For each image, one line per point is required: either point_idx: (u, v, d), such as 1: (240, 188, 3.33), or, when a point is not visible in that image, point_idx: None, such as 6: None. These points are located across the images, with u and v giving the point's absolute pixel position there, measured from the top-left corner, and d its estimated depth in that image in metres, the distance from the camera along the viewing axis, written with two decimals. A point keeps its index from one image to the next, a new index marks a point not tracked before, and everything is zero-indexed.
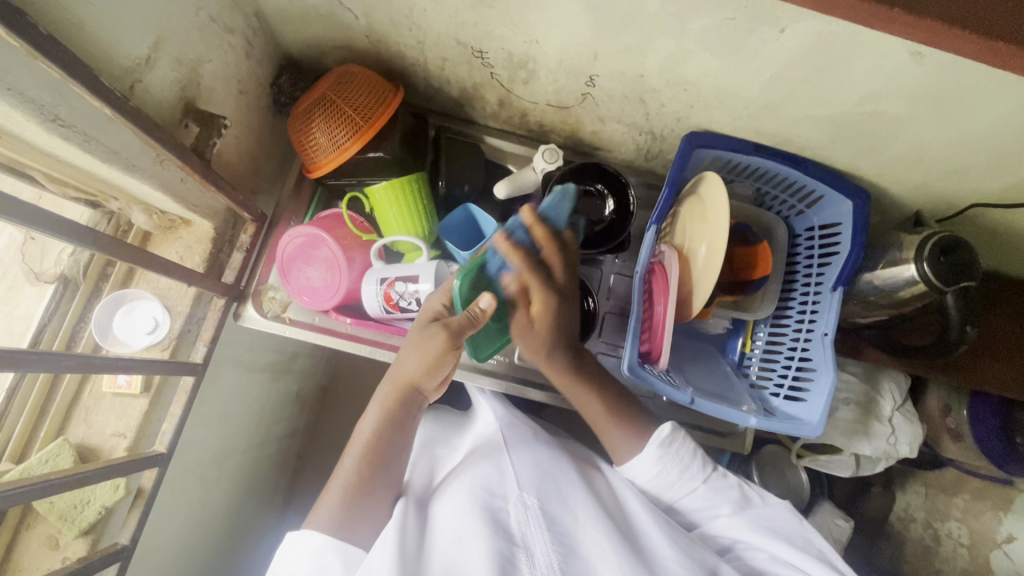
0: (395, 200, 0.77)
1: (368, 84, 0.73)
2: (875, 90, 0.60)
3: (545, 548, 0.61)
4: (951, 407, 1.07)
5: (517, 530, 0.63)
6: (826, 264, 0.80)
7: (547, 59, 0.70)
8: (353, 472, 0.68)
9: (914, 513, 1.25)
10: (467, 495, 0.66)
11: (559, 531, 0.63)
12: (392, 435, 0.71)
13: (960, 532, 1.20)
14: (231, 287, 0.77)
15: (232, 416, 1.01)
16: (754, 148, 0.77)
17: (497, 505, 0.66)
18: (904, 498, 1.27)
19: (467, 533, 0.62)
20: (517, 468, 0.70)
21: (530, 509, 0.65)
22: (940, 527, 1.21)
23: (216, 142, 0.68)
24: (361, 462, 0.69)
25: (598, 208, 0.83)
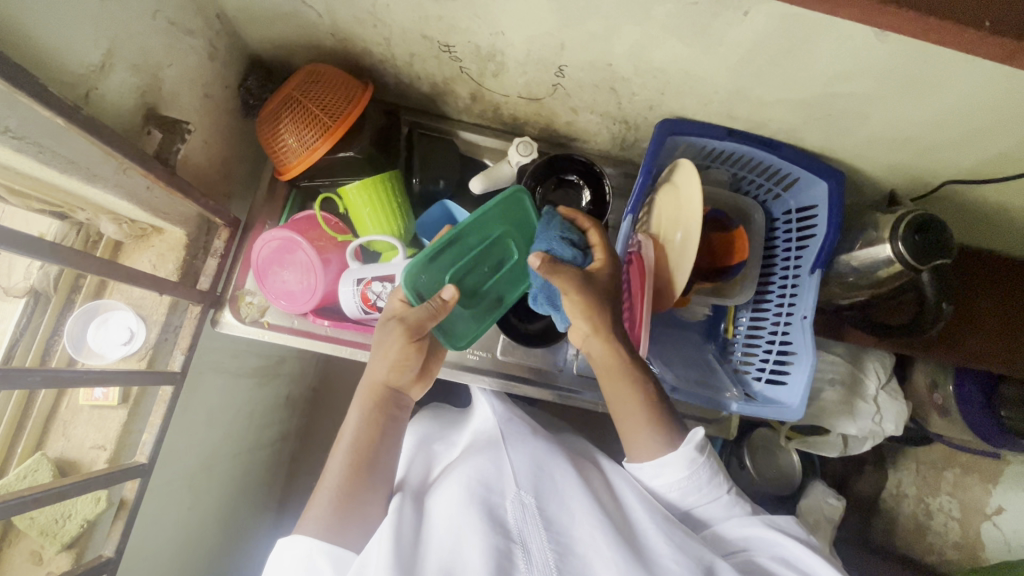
0: (368, 199, 0.76)
1: (335, 83, 0.72)
2: (842, 70, 0.60)
3: (542, 545, 0.59)
4: (938, 382, 1.08)
5: (515, 527, 0.60)
6: (804, 247, 0.80)
7: (514, 51, 0.69)
8: (338, 475, 0.67)
9: (906, 489, 1.26)
10: (464, 488, 0.64)
11: (558, 530, 0.61)
12: (377, 435, 0.69)
13: (952, 505, 1.19)
14: (206, 293, 0.76)
15: (219, 423, 1.01)
16: (728, 134, 0.76)
17: (494, 500, 0.63)
18: (897, 475, 1.28)
19: (463, 528, 0.59)
20: (515, 465, 0.68)
21: (527, 507, 0.63)
22: (931, 501, 1.21)
23: (180, 148, 0.68)
24: (348, 464, 0.67)
25: (574, 200, 0.83)
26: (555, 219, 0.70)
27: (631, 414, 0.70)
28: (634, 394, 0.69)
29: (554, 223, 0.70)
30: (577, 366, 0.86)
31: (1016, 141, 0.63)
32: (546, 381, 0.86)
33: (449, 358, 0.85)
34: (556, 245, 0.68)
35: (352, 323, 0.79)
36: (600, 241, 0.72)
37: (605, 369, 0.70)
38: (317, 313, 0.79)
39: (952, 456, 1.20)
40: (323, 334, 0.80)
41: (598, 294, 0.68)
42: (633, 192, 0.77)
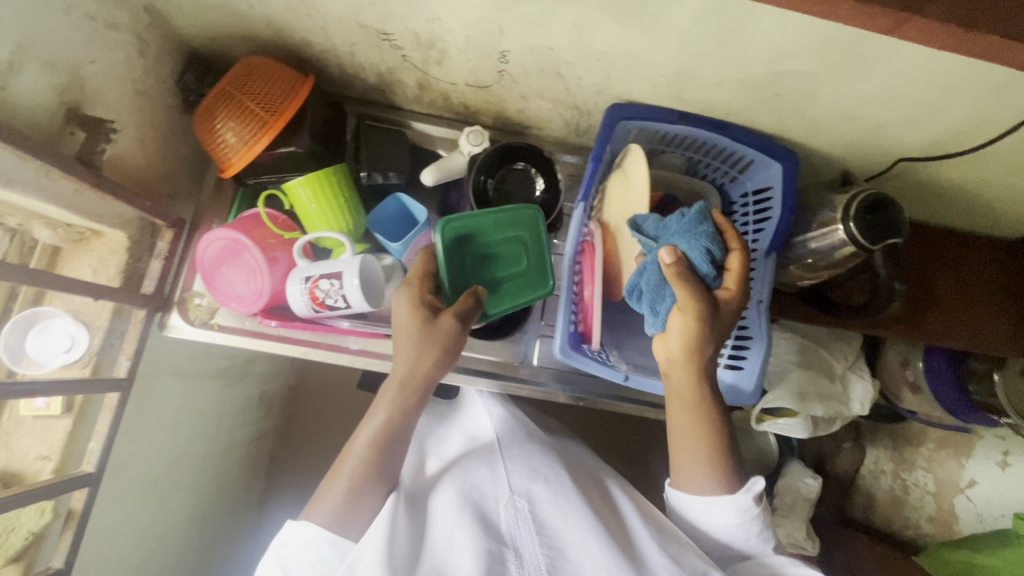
0: (315, 196, 0.75)
1: (272, 76, 0.70)
2: (783, 49, 0.58)
3: (534, 550, 0.61)
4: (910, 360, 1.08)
5: (508, 531, 0.62)
6: (760, 230, 0.79)
7: (454, 37, 0.67)
8: (356, 468, 0.64)
9: (883, 466, 1.27)
10: (458, 490, 0.66)
11: (550, 534, 0.62)
12: (401, 426, 0.66)
13: (927, 480, 1.18)
14: (150, 297, 0.75)
15: (183, 427, 0.99)
16: (679, 117, 0.74)
17: (488, 503, 0.65)
18: (875, 452, 1.29)
19: (456, 532, 0.61)
20: (510, 470, 0.69)
21: (520, 510, 0.65)
22: (907, 477, 1.21)
23: (103, 148, 0.65)
24: (369, 456, 0.65)
25: (528, 189, 0.82)
26: (707, 227, 0.62)
27: (692, 452, 0.64)
28: (707, 430, 0.63)
29: (702, 232, 0.62)
30: (537, 357, 0.85)
31: (963, 116, 0.62)
32: (508, 373, 0.84)
33: None
34: (699, 257, 0.61)
35: (302, 323, 0.77)
36: (739, 267, 0.63)
37: (682, 399, 0.64)
38: (268, 315, 0.77)
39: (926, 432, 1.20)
40: (278, 336, 0.80)
41: (727, 321, 0.62)
42: (585, 180, 0.76)
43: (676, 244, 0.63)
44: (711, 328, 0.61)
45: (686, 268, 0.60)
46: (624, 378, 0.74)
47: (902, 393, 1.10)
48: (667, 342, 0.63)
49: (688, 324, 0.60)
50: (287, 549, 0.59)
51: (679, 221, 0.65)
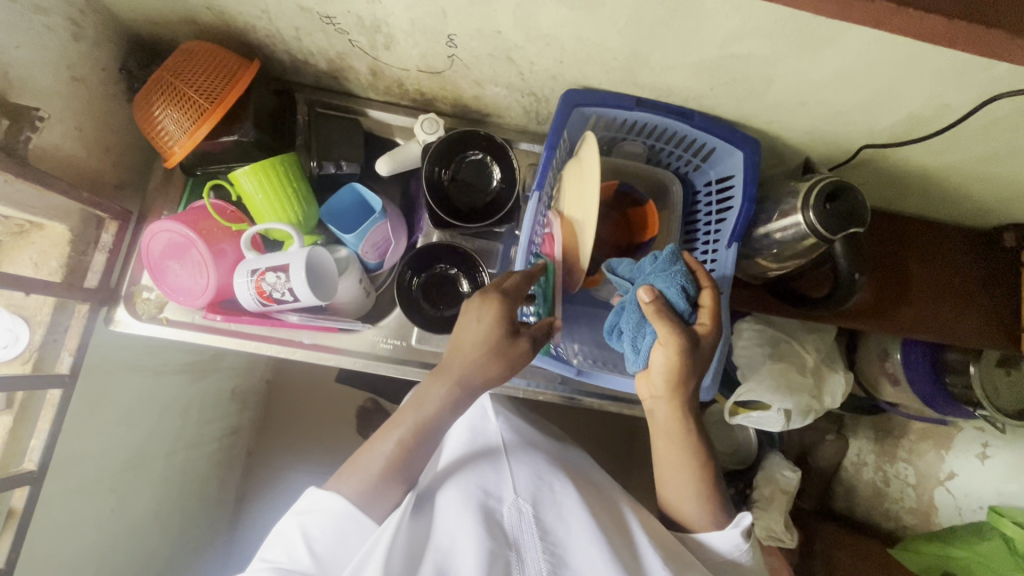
0: (260, 186, 0.72)
1: (212, 60, 0.67)
2: (734, 30, 0.56)
3: (536, 556, 0.61)
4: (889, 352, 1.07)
5: (512, 533, 0.63)
6: (722, 220, 0.77)
7: (398, 20, 0.65)
8: (389, 454, 0.65)
9: (866, 457, 1.26)
10: (463, 492, 0.67)
11: (552, 540, 0.63)
12: (446, 418, 0.66)
13: (908, 472, 1.16)
14: (94, 291, 0.73)
15: (145, 422, 0.98)
16: (636, 103, 0.72)
17: (493, 505, 0.66)
18: (857, 444, 1.28)
19: (461, 534, 0.62)
20: (516, 474, 0.70)
21: (523, 515, 0.65)
22: (889, 469, 1.19)
23: (29, 136, 0.63)
24: (405, 444, 0.65)
25: (485, 177, 0.79)
26: (681, 266, 0.62)
27: (682, 475, 0.69)
28: (688, 457, 0.68)
29: (677, 271, 0.62)
30: None
31: (925, 100, 0.60)
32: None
33: (360, 348, 0.82)
34: (677, 300, 0.61)
35: (252, 317, 0.76)
36: (711, 304, 0.63)
37: (667, 431, 0.68)
38: (218, 309, 0.76)
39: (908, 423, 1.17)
40: (229, 330, 0.79)
41: (706, 357, 0.63)
42: (540, 169, 0.74)
43: (653, 284, 0.63)
44: (693, 367, 0.62)
45: (665, 312, 0.60)
46: (577, 372, 0.73)
47: (882, 384, 1.09)
48: (652, 378, 0.65)
49: (670, 365, 0.62)
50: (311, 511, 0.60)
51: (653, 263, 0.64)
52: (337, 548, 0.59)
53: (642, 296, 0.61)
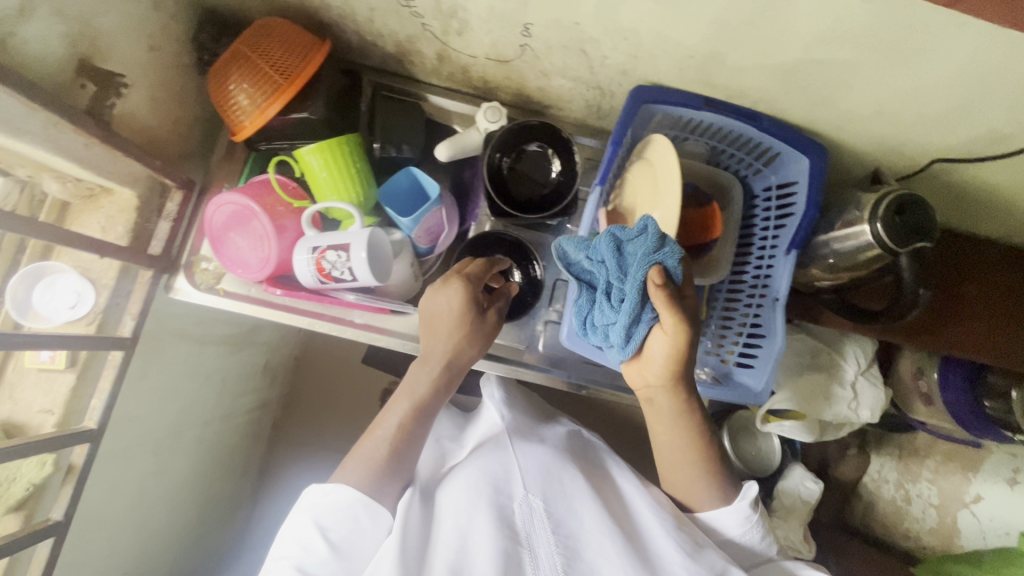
0: (325, 164, 0.73)
1: (288, 37, 0.68)
2: (824, 33, 0.55)
3: (549, 549, 0.63)
4: (925, 370, 1.04)
5: (522, 529, 0.65)
6: (782, 226, 0.76)
7: (476, 7, 0.65)
8: (388, 437, 0.67)
9: (886, 475, 1.23)
10: (474, 488, 0.68)
11: (566, 532, 0.65)
12: (437, 396, 0.71)
13: (930, 492, 1.15)
14: (157, 258, 0.75)
15: (188, 389, 1.00)
16: (705, 103, 0.71)
17: (504, 500, 0.67)
18: (878, 461, 1.26)
19: (475, 532, 0.64)
20: (524, 468, 0.71)
21: (535, 510, 0.66)
22: (911, 489, 1.18)
23: (115, 102, 0.64)
24: (404, 425, 0.68)
25: (544, 169, 0.80)
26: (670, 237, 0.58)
27: (690, 465, 0.70)
28: (692, 437, 0.68)
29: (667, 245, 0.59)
30: (542, 343, 0.84)
31: (1009, 117, 0.59)
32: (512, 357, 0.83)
33: (409, 332, 0.82)
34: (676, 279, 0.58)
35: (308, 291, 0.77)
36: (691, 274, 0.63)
37: (666, 419, 0.68)
38: (273, 282, 0.76)
39: (934, 444, 1.16)
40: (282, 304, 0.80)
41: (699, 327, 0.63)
42: (603, 165, 0.74)
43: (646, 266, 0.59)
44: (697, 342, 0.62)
45: (674, 295, 0.58)
46: None
47: (913, 403, 1.07)
48: (651, 363, 0.64)
49: (679, 349, 0.60)
50: (321, 504, 0.61)
51: (631, 244, 0.59)
52: (354, 536, 0.61)
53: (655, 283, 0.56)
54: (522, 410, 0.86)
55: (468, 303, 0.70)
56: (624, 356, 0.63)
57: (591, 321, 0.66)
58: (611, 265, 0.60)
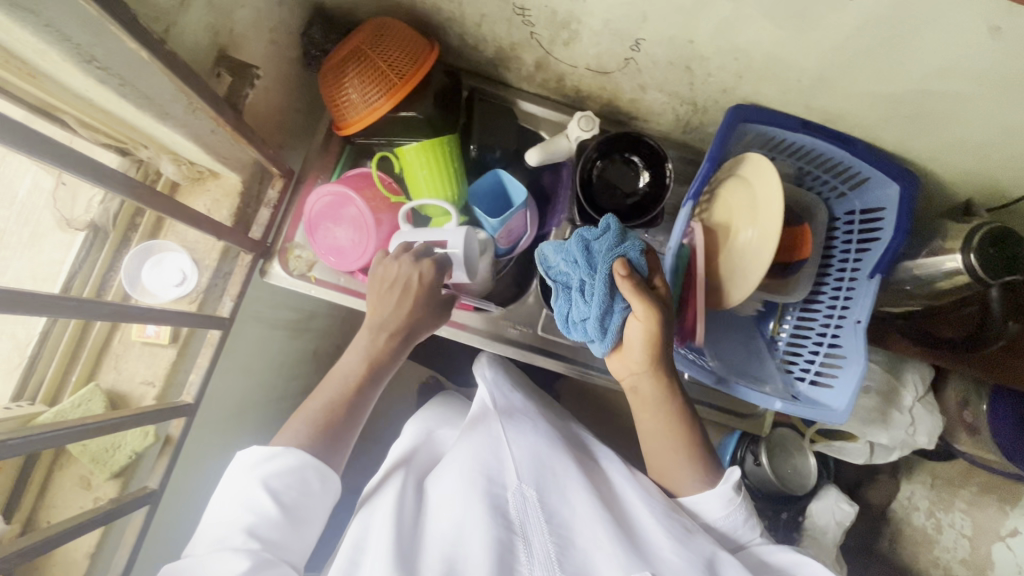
0: (426, 162, 0.74)
1: (405, 39, 0.71)
2: (945, 66, 0.56)
3: (543, 538, 0.60)
4: (970, 401, 1.02)
5: (516, 519, 0.62)
6: (865, 250, 0.77)
7: (592, 19, 0.66)
8: (337, 402, 0.68)
9: (917, 502, 1.14)
10: (467, 482, 0.65)
11: (560, 522, 0.62)
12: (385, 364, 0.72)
13: (963, 523, 1.06)
14: (258, 244, 0.77)
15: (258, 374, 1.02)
16: (801, 125, 0.73)
17: (497, 492, 0.64)
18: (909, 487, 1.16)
19: (468, 522, 0.61)
20: (516, 457, 0.69)
21: (528, 499, 0.64)
22: (943, 517, 1.09)
23: (249, 93, 0.67)
24: (353, 394, 0.69)
25: (631, 180, 0.81)
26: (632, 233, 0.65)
27: (673, 449, 0.71)
28: (677, 423, 0.70)
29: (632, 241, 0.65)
30: None
31: None
32: (571, 356, 0.85)
33: (488, 329, 0.86)
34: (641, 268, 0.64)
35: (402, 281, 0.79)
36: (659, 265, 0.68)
37: (647, 404, 0.71)
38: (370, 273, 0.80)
39: (969, 475, 1.07)
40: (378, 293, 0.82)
41: (672, 316, 0.67)
42: (697, 178, 0.74)
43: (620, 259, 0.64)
44: (669, 327, 0.66)
45: (640, 283, 0.63)
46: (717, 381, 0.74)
47: (957, 432, 1.03)
48: (630, 352, 0.68)
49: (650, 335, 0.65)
50: (265, 467, 0.61)
51: (599, 239, 0.64)
52: (302, 501, 0.61)
53: (619, 269, 0.62)
54: (517, 395, 0.86)
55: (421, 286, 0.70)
56: (604, 348, 0.68)
57: (571, 318, 0.70)
58: (578, 260, 0.65)
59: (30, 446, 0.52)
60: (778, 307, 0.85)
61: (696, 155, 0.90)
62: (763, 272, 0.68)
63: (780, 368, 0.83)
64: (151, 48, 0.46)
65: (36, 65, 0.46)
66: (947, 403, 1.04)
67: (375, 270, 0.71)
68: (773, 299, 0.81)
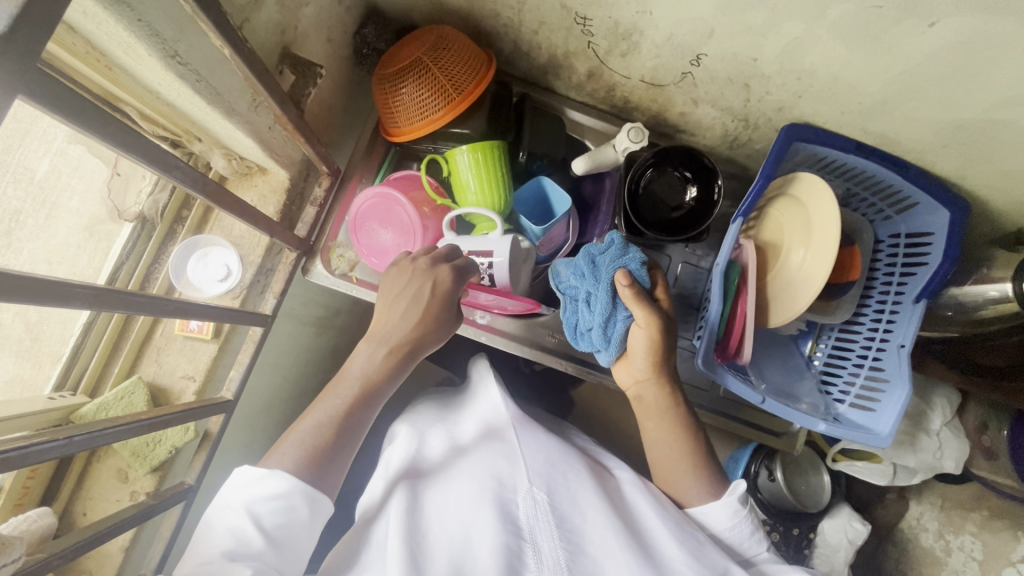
0: (474, 166, 0.73)
1: (466, 56, 0.71)
2: (1015, 96, 0.56)
3: (553, 544, 0.59)
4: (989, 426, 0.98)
5: (526, 524, 0.61)
6: (909, 274, 0.77)
7: (655, 32, 0.66)
8: (327, 423, 0.61)
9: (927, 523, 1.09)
10: (477, 485, 0.64)
11: (569, 527, 0.61)
12: (386, 384, 0.65)
13: (973, 547, 1.03)
14: (303, 241, 0.75)
15: (292, 376, 1.01)
16: (855, 148, 0.72)
17: (507, 496, 0.63)
18: (919, 507, 1.11)
19: (477, 528, 0.60)
20: (528, 459, 0.67)
21: (540, 503, 0.62)
22: (952, 539, 1.05)
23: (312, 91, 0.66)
24: (347, 412, 0.62)
25: (678, 194, 0.81)
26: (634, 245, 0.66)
27: (678, 459, 0.71)
28: (681, 431, 0.71)
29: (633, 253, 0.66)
30: None
31: None
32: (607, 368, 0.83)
33: (527, 337, 0.83)
34: (642, 281, 0.66)
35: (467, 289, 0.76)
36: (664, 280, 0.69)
37: (655, 411, 0.71)
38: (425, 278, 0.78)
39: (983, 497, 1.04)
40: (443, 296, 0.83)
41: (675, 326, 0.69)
42: (747, 196, 0.73)
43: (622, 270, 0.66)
44: (671, 337, 0.68)
45: (642, 292, 0.65)
46: (760, 401, 0.72)
47: (972, 456, 1.00)
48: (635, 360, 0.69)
49: (650, 341, 0.66)
50: (252, 490, 0.56)
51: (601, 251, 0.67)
52: (290, 525, 0.56)
53: (621, 279, 0.63)
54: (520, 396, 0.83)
55: (437, 297, 0.65)
56: (611, 356, 0.69)
57: (580, 328, 0.72)
58: (585, 272, 0.67)
59: (88, 443, 0.50)
60: (816, 327, 0.85)
61: (740, 171, 0.90)
62: (819, 288, 0.68)
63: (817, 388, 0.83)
64: (233, 46, 0.46)
65: (115, 56, 0.48)
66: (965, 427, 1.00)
67: (392, 270, 0.69)
68: (816, 319, 0.82)
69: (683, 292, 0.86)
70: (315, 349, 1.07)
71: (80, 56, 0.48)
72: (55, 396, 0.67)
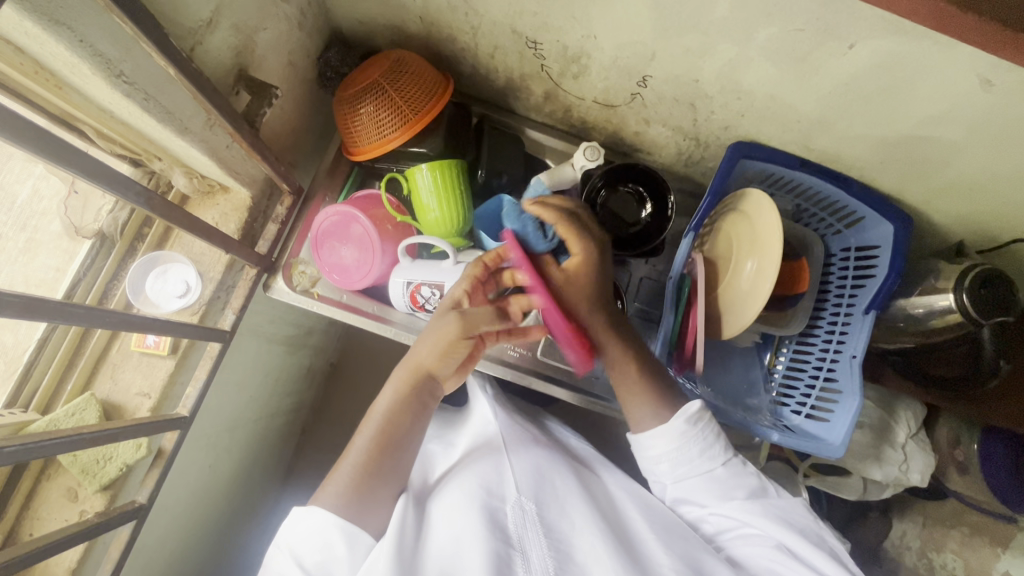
0: (433, 182, 0.74)
1: (421, 77, 0.74)
2: (935, 114, 0.59)
3: (541, 553, 0.58)
4: (961, 439, 0.96)
5: (514, 533, 0.60)
6: (861, 286, 0.79)
7: (602, 55, 0.69)
8: (357, 460, 0.62)
9: (909, 542, 1.06)
10: (466, 492, 0.63)
11: (559, 538, 0.60)
12: (412, 425, 0.66)
13: (955, 564, 0.99)
14: (263, 258, 0.76)
15: (261, 398, 1.00)
16: (799, 163, 0.75)
17: (495, 505, 0.62)
18: (900, 526, 1.08)
19: (465, 534, 0.58)
20: (517, 471, 0.66)
21: (528, 513, 0.61)
22: (934, 558, 1.02)
23: (267, 111, 0.68)
24: (375, 450, 0.63)
25: (633, 210, 0.83)
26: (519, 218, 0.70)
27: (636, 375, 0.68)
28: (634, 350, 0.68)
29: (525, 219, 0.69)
30: None
31: None
32: (574, 383, 0.82)
33: (487, 351, 0.83)
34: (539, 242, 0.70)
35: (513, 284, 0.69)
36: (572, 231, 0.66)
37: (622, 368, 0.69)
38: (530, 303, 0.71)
39: (961, 514, 1.00)
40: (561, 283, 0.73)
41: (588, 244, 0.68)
42: (698, 212, 0.76)
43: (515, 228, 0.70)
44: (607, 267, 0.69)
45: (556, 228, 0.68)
46: None
47: (947, 471, 0.98)
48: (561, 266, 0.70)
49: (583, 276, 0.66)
50: (297, 535, 0.58)
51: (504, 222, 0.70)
52: (326, 565, 0.57)
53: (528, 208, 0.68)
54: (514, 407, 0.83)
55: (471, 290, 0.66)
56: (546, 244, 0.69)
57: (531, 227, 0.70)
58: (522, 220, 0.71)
59: (19, 456, 0.49)
60: (774, 339, 0.86)
61: (695, 188, 0.92)
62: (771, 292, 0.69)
63: (775, 402, 0.84)
64: (178, 66, 0.49)
65: (64, 76, 0.50)
66: (939, 442, 0.98)
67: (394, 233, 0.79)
68: (770, 332, 0.84)
69: (644, 305, 0.87)
70: (286, 367, 1.07)
71: (29, 75, 0.50)
72: (5, 413, 0.67)
